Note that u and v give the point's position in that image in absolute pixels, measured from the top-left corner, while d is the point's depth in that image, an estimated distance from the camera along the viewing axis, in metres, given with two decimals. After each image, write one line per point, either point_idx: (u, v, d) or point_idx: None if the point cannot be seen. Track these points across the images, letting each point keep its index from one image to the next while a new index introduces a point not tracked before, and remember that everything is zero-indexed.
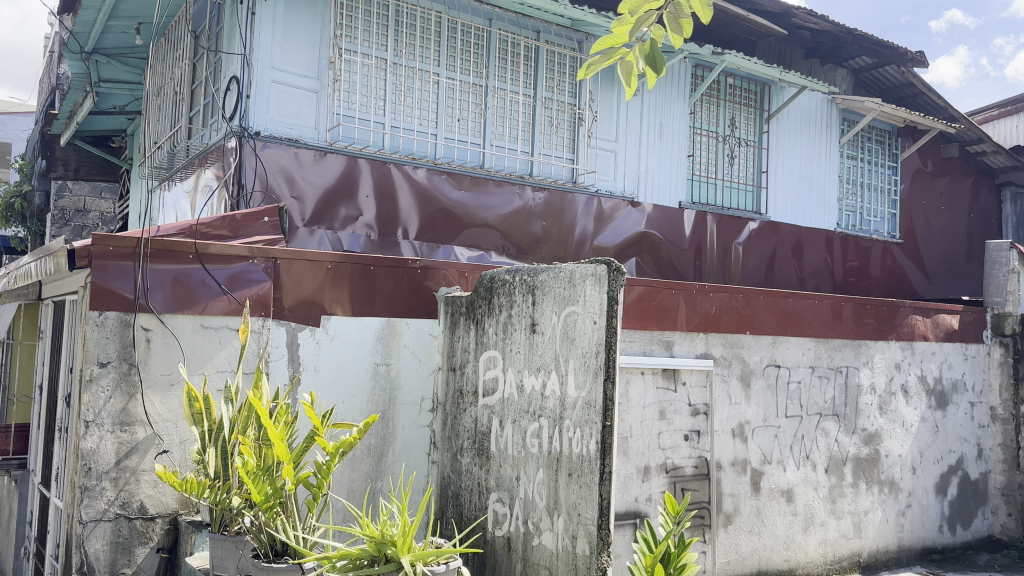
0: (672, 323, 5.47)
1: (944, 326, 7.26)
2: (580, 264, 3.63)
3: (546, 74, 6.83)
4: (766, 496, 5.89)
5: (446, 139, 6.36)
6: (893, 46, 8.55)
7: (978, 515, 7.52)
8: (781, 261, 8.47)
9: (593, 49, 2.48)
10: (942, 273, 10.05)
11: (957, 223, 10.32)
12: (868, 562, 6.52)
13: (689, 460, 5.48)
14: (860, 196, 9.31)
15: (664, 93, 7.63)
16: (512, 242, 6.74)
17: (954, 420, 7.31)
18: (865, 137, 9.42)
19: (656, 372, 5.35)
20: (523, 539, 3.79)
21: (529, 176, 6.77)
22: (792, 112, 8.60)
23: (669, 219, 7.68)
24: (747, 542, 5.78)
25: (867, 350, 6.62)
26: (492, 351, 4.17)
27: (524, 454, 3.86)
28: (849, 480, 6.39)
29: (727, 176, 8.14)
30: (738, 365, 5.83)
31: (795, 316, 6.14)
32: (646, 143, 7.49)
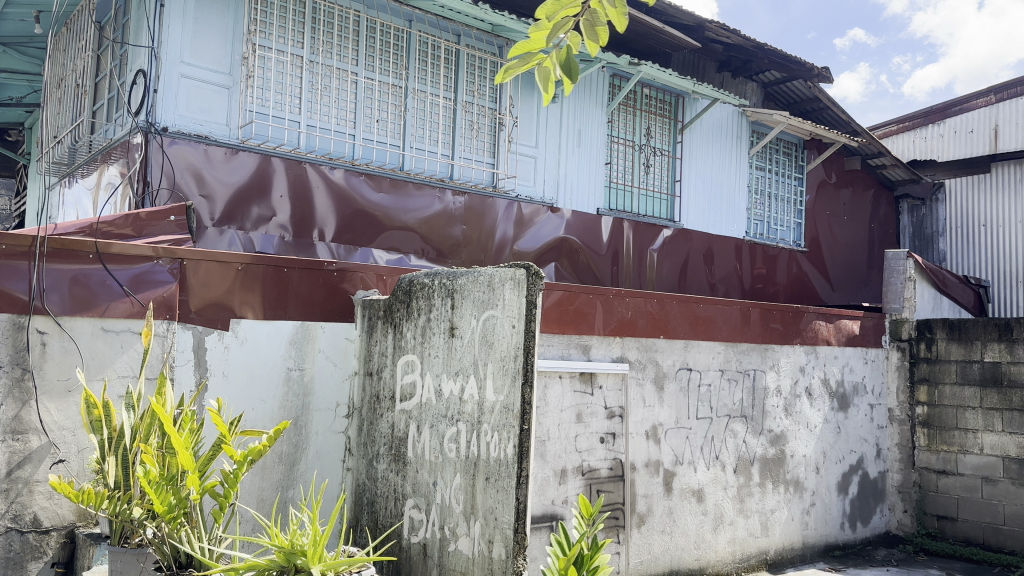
0: (589, 327, 5.53)
1: (846, 331, 7.60)
2: (499, 268, 3.62)
3: (466, 79, 6.83)
4: (677, 497, 6.00)
5: (364, 140, 6.26)
6: (800, 62, 8.89)
7: (876, 512, 7.86)
8: (693, 267, 8.68)
9: (509, 54, 2.46)
10: (844, 280, 10.51)
11: (858, 232, 10.82)
12: (774, 559, 6.73)
13: (604, 462, 5.53)
14: (768, 206, 9.65)
15: (583, 100, 7.71)
16: (432, 245, 6.68)
17: (855, 421, 7.65)
18: (773, 148, 9.78)
19: (573, 376, 5.38)
20: (439, 545, 3.75)
21: (449, 180, 6.74)
22: (705, 123, 8.84)
23: (588, 225, 7.76)
24: (659, 542, 5.87)
25: (773, 354, 6.86)
26: (410, 355, 4.12)
27: (441, 459, 3.82)
28: (757, 481, 6.59)
29: (643, 185, 8.30)
30: (652, 368, 5.94)
31: (706, 320, 6.32)
32: (565, 149, 7.56)
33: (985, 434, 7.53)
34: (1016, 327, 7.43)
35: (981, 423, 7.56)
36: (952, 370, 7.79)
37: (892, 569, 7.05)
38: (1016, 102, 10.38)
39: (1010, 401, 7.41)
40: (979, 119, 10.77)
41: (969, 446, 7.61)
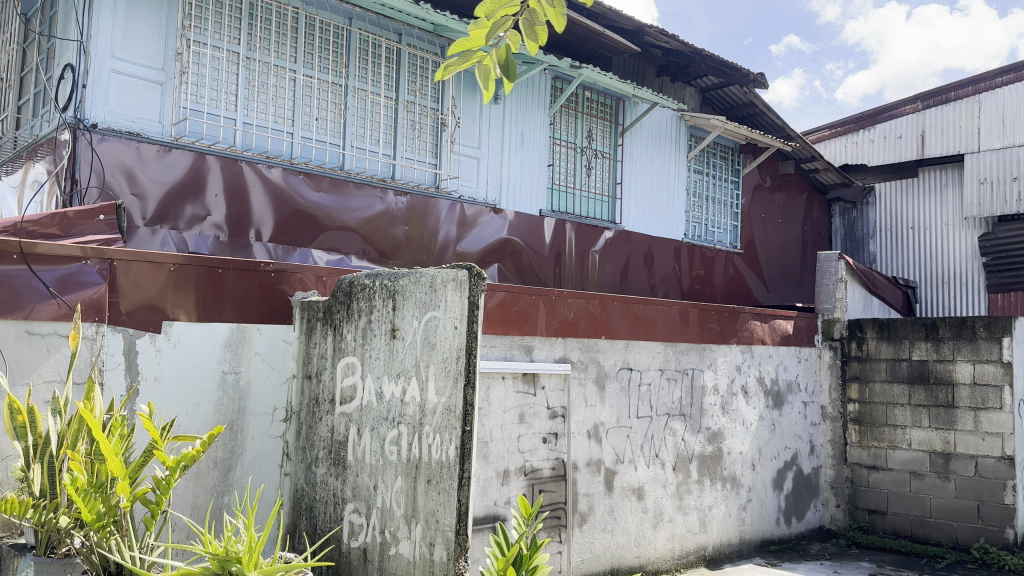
0: (532, 328, 5.55)
1: (780, 331, 7.80)
2: (441, 269, 3.60)
3: (408, 79, 6.79)
4: (618, 495, 6.06)
5: (303, 138, 6.16)
6: (736, 67, 9.08)
7: (810, 507, 8.09)
8: (634, 268, 8.79)
9: (451, 51, 2.45)
10: (778, 281, 10.79)
11: (792, 234, 11.12)
12: (712, 555, 6.86)
13: (546, 462, 5.55)
14: (705, 209, 9.84)
15: (525, 102, 7.73)
16: (373, 245, 6.61)
17: (789, 418, 7.85)
18: (710, 153, 9.97)
19: (516, 377, 5.39)
20: (379, 549, 3.71)
21: (391, 180, 6.68)
22: (645, 126, 8.97)
23: (530, 226, 7.79)
24: (601, 541, 5.91)
25: (710, 353, 7.00)
26: (351, 357, 4.07)
27: (382, 462, 3.78)
28: (695, 477, 6.71)
29: (585, 186, 8.37)
30: (594, 368, 5.99)
31: (646, 320, 6.41)
32: (508, 150, 7.57)
33: (913, 430, 7.79)
34: (942, 326, 7.70)
35: (909, 419, 7.82)
36: (881, 368, 8.05)
37: (824, 562, 7.24)
38: (941, 110, 10.77)
39: (936, 398, 7.68)
40: (906, 125, 11.14)
41: (898, 442, 7.86)
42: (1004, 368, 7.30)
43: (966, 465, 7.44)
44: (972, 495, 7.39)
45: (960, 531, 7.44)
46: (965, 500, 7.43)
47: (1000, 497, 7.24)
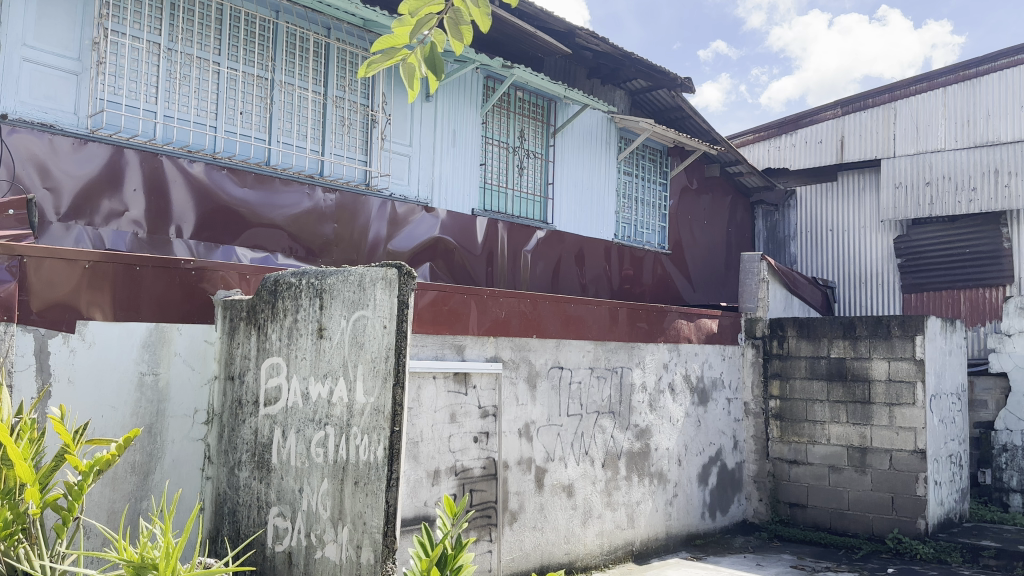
0: (463, 327, 5.54)
1: (706, 329, 8.00)
2: (371, 268, 3.56)
3: (337, 74, 6.69)
4: (548, 492, 6.10)
5: (227, 133, 6.01)
6: (665, 72, 9.25)
7: (734, 501, 8.33)
8: (565, 268, 8.86)
9: (375, 46, 2.45)
10: (704, 281, 11.05)
11: (717, 235, 11.43)
12: (640, 550, 6.98)
13: (477, 461, 5.54)
14: (634, 210, 10.01)
15: (457, 101, 7.71)
16: (301, 243, 6.49)
17: (714, 415, 8.06)
18: (639, 155, 10.14)
19: (447, 376, 5.37)
20: (305, 552, 3.65)
21: (319, 176, 6.57)
22: (576, 127, 9.04)
23: (463, 224, 7.77)
24: (531, 538, 5.94)
25: (639, 352, 7.12)
26: (276, 358, 3.98)
27: (308, 465, 3.72)
28: (623, 474, 6.81)
29: (517, 186, 8.40)
30: (525, 367, 6.02)
31: (577, 319, 6.48)
32: (439, 149, 7.53)
33: (831, 425, 8.08)
34: (859, 325, 8.00)
35: (828, 415, 8.11)
36: (802, 366, 8.31)
37: (747, 555, 7.45)
38: (859, 116, 11.21)
39: (853, 394, 7.99)
40: (827, 131, 11.57)
41: (817, 437, 8.15)
42: (916, 365, 7.65)
43: (881, 459, 7.76)
44: (887, 488, 7.71)
45: (876, 522, 7.75)
46: (880, 492, 7.75)
47: (912, 489, 7.58)
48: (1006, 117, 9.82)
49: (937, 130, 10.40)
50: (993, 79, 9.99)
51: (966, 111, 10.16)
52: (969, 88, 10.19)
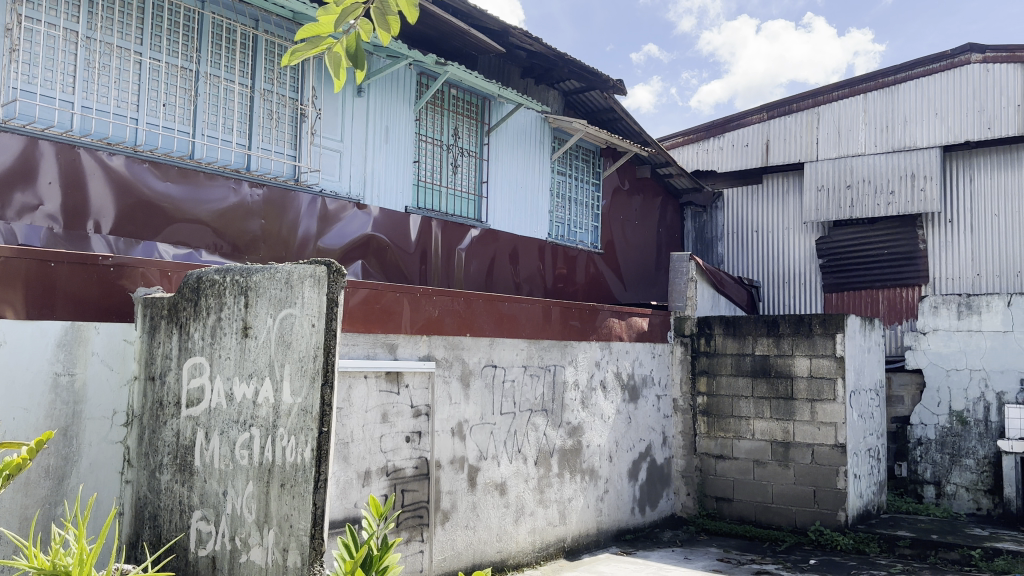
0: (396, 326, 5.48)
1: (637, 327, 8.13)
2: (299, 265, 3.48)
3: (265, 66, 6.54)
4: (481, 491, 6.09)
5: (149, 125, 5.80)
6: (597, 73, 9.34)
7: (663, 496, 8.48)
8: (499, 267, 8.87)
9: (298, 36, 2.38)
10: (635, 280, 11.22)
11: (648, 235, 11.62)
12: (571, 546, 7.03)
13: (409, 461, 5.49)
14: (568, 210, 10.08)
15: (390, 97, 7.62)
16: (226, 239, 6.31)
17: (644, 411, 8.19)
18: (573, 155, 10.22)
19: (379, 376, 5.30)
20: (229, 557, 3.55)
21: (246, 171, 6.41)
22: (509, 126, 9.05)
23: (396, 222, 7.68)
24: (463, 538, 5.91)
25: (572, 350, 7.18)
26: (198, 358, 3.87)
27: (232, 467, 3.62)
28: (555, 471, 6.86)
29: (451, 184, 8.36)
30: (458, 366, 6.00)
31: (510, 317, 6.49)
32: (372, 145, 7.43)
33: (756, 421, 8.31)
34: (782, 323, 8.24)
35: (753, 410, 8.33)
36: (728, 363, 8.51)
37: (676, 549, 7.59)
38: (783, 121, 11.54)
39: (777, 390, 8.22)
40: (753, 135, 11.88)
41: (742, 432, 8.36)
42: (837, 362, 7.92)
43: (803, 453, 8.00)
44: (809, 481, 7.94)
45: (798, 515, 7.97)
46: (802, 485, 7.98)
47: (833, 482, 7.81)
48: (921, 123, 10.25)
49: (858, 135, 10.79)
50: (909, 88, 10.42)
51: (885, 117, 10.57)
52: (887, 95, 10.60)
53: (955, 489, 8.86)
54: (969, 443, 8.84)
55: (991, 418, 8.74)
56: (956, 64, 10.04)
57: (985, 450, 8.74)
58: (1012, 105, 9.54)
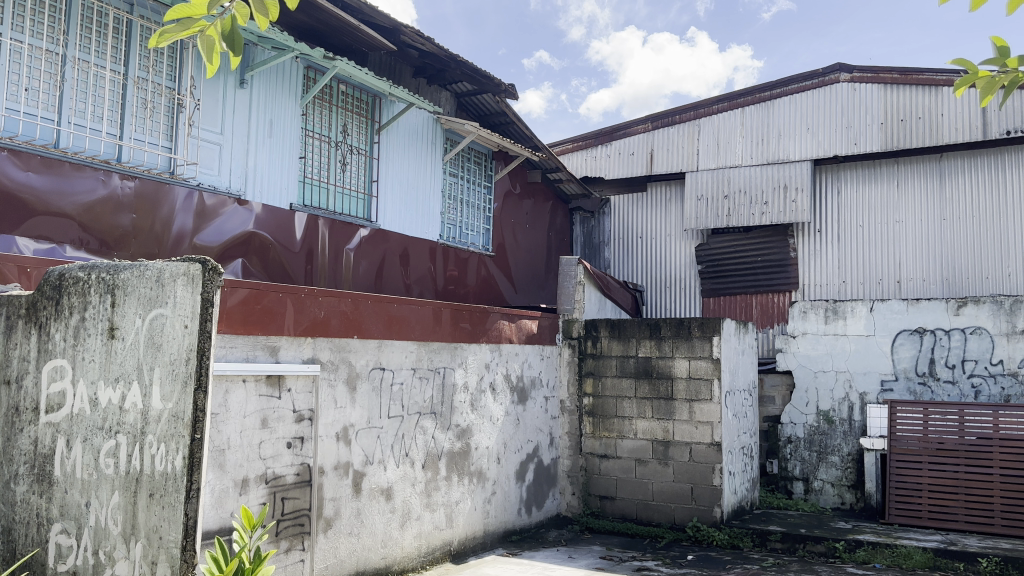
0: (278, 327, 5.28)
1: (525, 330, 8.21)
2: (171, 262, 3.29)
3: (140, 53, 6.19)
4: (366, 497, 5.96)
5: (8, 109, 5.37)
6: (489, 76, 9.35)
7: (548, 496, 8.59)
8: (389, 267, 8.74)
9: (169, 15, 2.27)
10: (524, 282, 11.33)
11: (537, 238, 11.77)
12: (458, 549, 6.98)
13: (290, 468, 5.31)
14: (459, 212, 10.05)
15: (275, 90, 7.36)
16: (94, 234, 5.93)
17: (532, 413, 8.28)
18: (465, 157, 10.19)
19: (259, 379, 5.09)
20: (91, 572, 3.32)
21: (116, 162, 6.03)
22: (400, 126, 8.93)
23: (279, 221, 7.42)
24: (346, 545, 5.75)
25: (461, 352, 7.16)
26: (60, 360, 3.59)
27: (96, 477, 3.38)
28: (443, 474, 6.81)
29: (339, 182, 8.15)
30: (345, 369, 5.85)
31: (399, 319, 6.40)
32: (254, 139, 7.14)
33: (638, 420, 8.52)
34: (663, 326, 8.50)
35: (636, 410, 8.54)
36: (612, 364, 8.71)
37: (560, 548, 7.67)
38: (667, 131, 11.93)
39: (658, 391, 8.46)
40: (638, 144, 12.21)
41: (625, 432, 8.56)
42: (713, 363, 8.22)
43: (682, 451, 8.26)
44: (687, 479, 8.21)
45: (677, 512, 8.22)
46: (680, 483, 8.23)
47: (709, 479, 8.09)
48: (794, 138, 10.83)
49: (736, 146, 11.28)
50: (784, 103, 10.98)
51: (761, 130, 11.10)
52: (764, 109, 11.13)
53: (821, 485, 9.36)
54: (834, 441, 9.38)
55: (854, 417, 9.31)
56: (827, 82, 10.65)
57: (849, 447, 9.27)
58: (875, 123, 10.24)
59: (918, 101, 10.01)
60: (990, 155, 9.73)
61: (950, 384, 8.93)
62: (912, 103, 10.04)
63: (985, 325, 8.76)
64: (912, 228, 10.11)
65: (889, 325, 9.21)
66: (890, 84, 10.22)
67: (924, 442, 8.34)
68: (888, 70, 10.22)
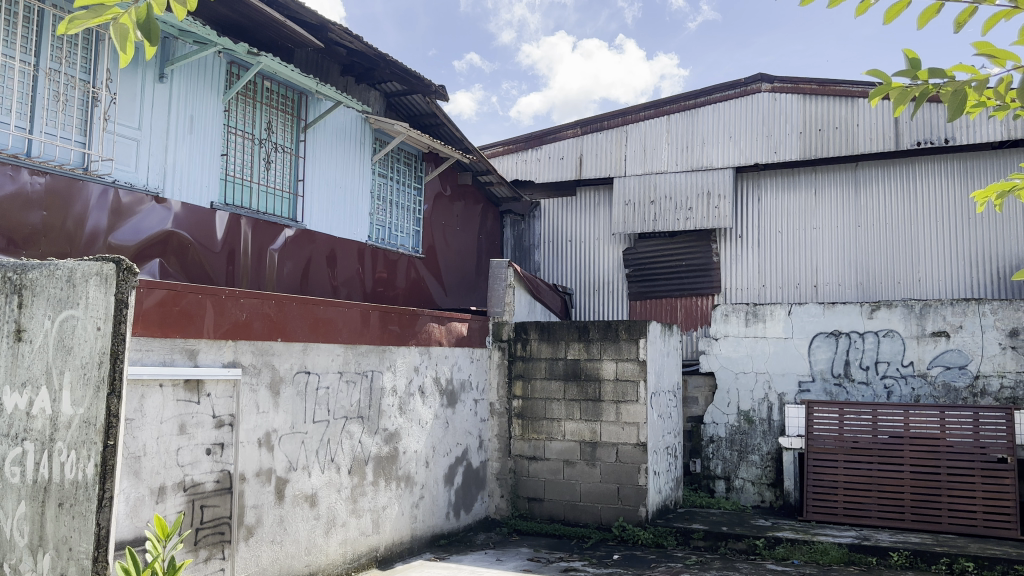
0: (197, 330, 5.12)
1: (455, 332, 8.17)
2: (83, 262, 3.14)
3: (51, 43, 5.93)
4: (289, 503, 5.82)
5: None
6: (419, 77, 9.29)
7: (477, 499, 8.57)
8: (315, 269, 8.57)
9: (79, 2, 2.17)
10: (454, 285, 11.31)
11: (467, 241, 11.76)
12: (384, 555, 6.88)
13: (209, 475, 5.15)
14: (388, 213, 9.93)
15: (196, 85, 7.14)
16: (1, 232, 5.61)
17: (461, 415, 8.26)
18: (394, 157, 10.09)
19: (177, 384, 4.92)
20: None
21: (25, 157, 5.75)
22: (328, 125, 8.78)
23: (200, 219, 7.20)
24: (268, 553, 5.60)
25: (390, 355, 7.08)
26: None
27: (0, 486, 3.20)
28: (369, 479, 6.71)
29: (263, 181, 7.96)
30: (267, 373, 5.71)
31: (326, 322, 6.29)
32: (174, 135, 6.91)
33: (566, 422, 8.58)
34: (592, 329, 8.59)
35: (564, 412, 8.60)
36: (542, 367, 8.75)
37: (488, 551, 7.65)
38: (595, 136, 12.07)
39: (586, 392, 8.54)
40: (567, 148, 12.32)
41: (554, 434, 8.61)
42: (640, 365, 8.34)
43: (609, 452, 8.35)
44: (613, 479, 8.30)
45: (604, 512, 8.31)
46: (607, 483, 8.33)
47: (635, 479, 8.21)
48: (717, 146, 11.11)
49: (662, 153, 11.50)
50: (708, 111, 11.24)
51: (686, 137, 11.34)
52: (689, 117, 11.38)
53: (742, 483, 9.61)
54: (754, 440, 9.64)
55: (773, 416, 9.59)
56: (750, 91, 10.95)
57: (768, 446, 9.55)
58: (795, 132, 10.60)
59: (835, 111, 10.40)
60: (902, 164, 10.18)
61: (865, 385, 9.30)
62: (830, 113, 10.43)
63: (897, 328, 9.16)
64: (829, 234, 10.49)
65: (807, 328, 9.54)
66: (808, 94, 10.59)
67: (839, 441, 8.66)
68: (807, 81, 10.58)
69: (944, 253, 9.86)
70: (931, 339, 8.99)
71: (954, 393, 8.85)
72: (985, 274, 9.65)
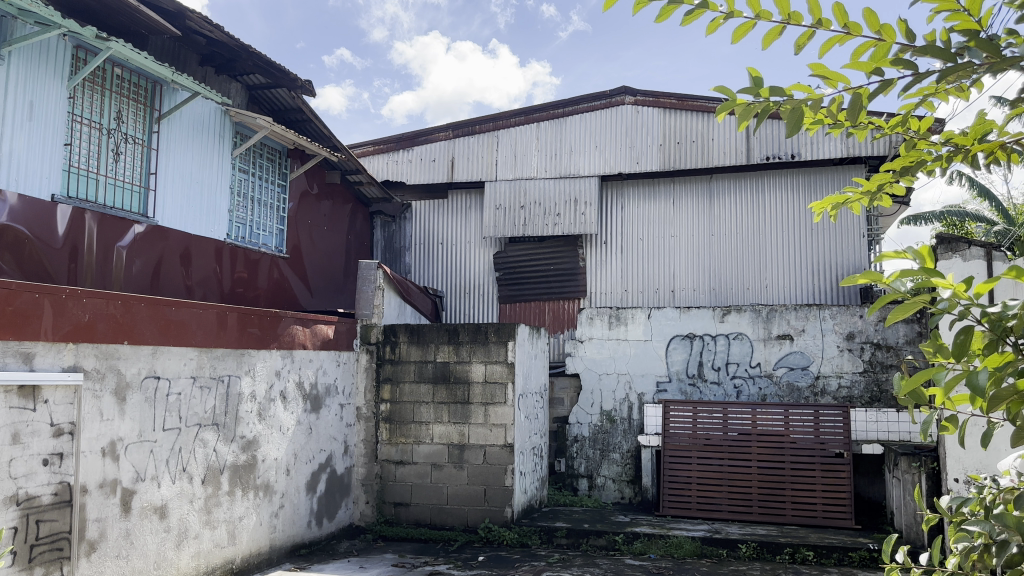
0: (33, 332, 4.73)
1: (321, 335, 7.98)
2: None
3: None
4: (136, 516, 5.48)
5: None
6: (284, 71, 9.00)
7: (341, 506, 8.40)
8: (167, 267, 8.15)
9: None
10: (320, 285, 11.08)
11: (335, 241, 11.53)
12: (241, 567, 6.60)
13: (46, 487, 4.77)
14: (249, 210, 9.55)
15: (37, 68, 6.60)
16: None
17: (326, 420, 8.07)
18: (256, 153, 9.70)
19: (9, 390, 4.53)
20: None
21: None
22: (183, 116, 8.34)
23: (40, 212, 6.66)
24: (113, 569, 5.25)
25: (249, 358, 6.81)
26: None
27: None
28: (225, 488, 6.43)
29: (111, 173, 7.45)
30: (113, 378, 5.36)
31: (178, 324, 5.97)
32: (11, 122, 6.35)
33: (434, 425, 8.54)
34: (461, 331, 8.61)
35: (432, 415, 8.56)
36: (411, 370, 8.68)
37: (351, 559, 7.49)
38: (466, 140, 12.10)
39: (454, 395, 8.54)
40: (438, 151, 12.27)
41: (422, 437, 8.55)
42: (508, 367, 8.43)
43: (476, 454, 8.38)
44: (480, 481, 8.34)
45: (470, 514, 8.33)
46: (474, 485, 8.35)
47: (501, 480, 8.29)
48: (584, 154, 11.42)
49: (531, 159, 11.69)
50: (576, 120, 11.53)
51: (554, 145, 11.59)
52: (557, 125, 11.64)
53: (604, 481, 9.90)
54: (615, 439, 9.96)
55: (633, 416, 9.96)
56: (614, 102, 11.32)
57: (628, 445, 9.90)
58: (655, 144, 11.06)
59: (692, 125, 10.93)
60: (753, 177, 10.83)
61: (716, 385, 9.79)
62: (687, 127, 10.95)
63: (745, 331, 9.75)
64: (685, 241, 11.01)
65: (664, 330, 9.97)
66: (668, 108, 11.06)
67: (693, 438, 9.10)
68: (667, 95, 11.05)
69: (789, 262, 10.57)
70: (777, 342, 9.62)
71: (797, 392, 9.49)
72: (827, 282, 10.41)
